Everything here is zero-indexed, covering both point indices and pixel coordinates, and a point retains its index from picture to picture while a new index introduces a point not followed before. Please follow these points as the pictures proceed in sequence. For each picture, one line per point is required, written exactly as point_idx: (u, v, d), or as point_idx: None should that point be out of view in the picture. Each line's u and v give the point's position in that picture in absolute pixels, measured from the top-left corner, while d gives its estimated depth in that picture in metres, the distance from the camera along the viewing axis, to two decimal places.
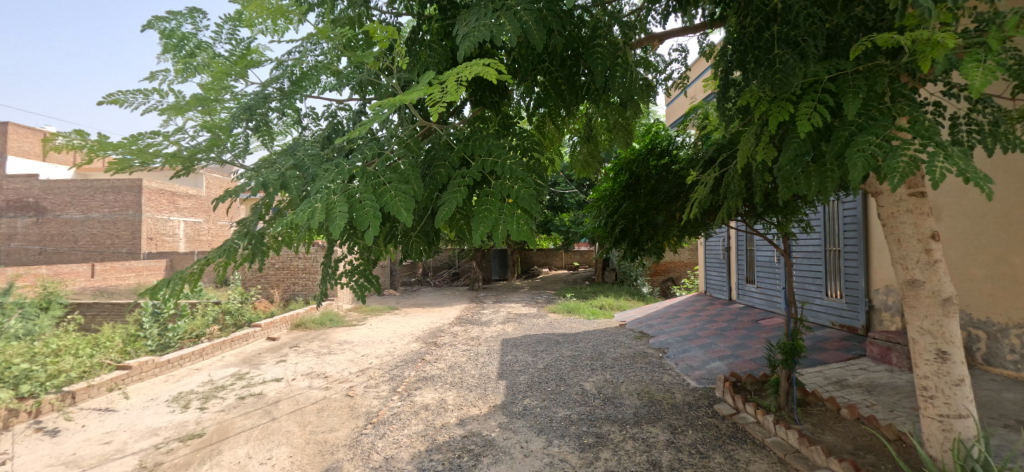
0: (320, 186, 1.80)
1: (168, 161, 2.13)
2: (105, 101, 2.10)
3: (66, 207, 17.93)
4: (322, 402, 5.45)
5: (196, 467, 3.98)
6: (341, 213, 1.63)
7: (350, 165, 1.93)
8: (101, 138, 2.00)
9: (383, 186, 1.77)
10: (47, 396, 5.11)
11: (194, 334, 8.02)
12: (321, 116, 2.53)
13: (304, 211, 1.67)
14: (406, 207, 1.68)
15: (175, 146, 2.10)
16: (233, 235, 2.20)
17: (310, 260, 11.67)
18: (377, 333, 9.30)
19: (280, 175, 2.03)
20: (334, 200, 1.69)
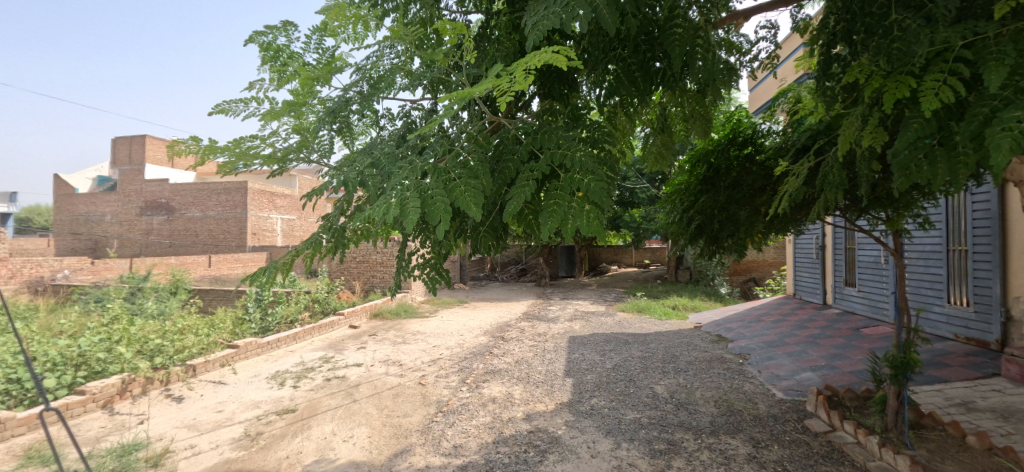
0: (396, 182, 1.87)
1: (266, 163, 2.33)
2: (213, 107, 2.32)
3: (189, 207, 20.57)
4: (397, 388, 5.75)
5: (290, 439, 4.38)
6: (414, 208, 1.68)
7: (423, 162, 1.98)
8: (211, 143, 2.23)
9: (453, 182, 1.79)
10: (175, 368, 5.91)
11: (289, 319, 8.85)
12: (397, 117, 2.63)
13: (380, 207, 1.74)
14: (476, 202, 1.69)
15: (271, 148, 2.29)
16: (319, 229, 2.36)
17: (387, 254, 12.37)
18: (447, 325, 9.65)
19: (360, 173, 2.14)
20: (408, 196, 1.74)
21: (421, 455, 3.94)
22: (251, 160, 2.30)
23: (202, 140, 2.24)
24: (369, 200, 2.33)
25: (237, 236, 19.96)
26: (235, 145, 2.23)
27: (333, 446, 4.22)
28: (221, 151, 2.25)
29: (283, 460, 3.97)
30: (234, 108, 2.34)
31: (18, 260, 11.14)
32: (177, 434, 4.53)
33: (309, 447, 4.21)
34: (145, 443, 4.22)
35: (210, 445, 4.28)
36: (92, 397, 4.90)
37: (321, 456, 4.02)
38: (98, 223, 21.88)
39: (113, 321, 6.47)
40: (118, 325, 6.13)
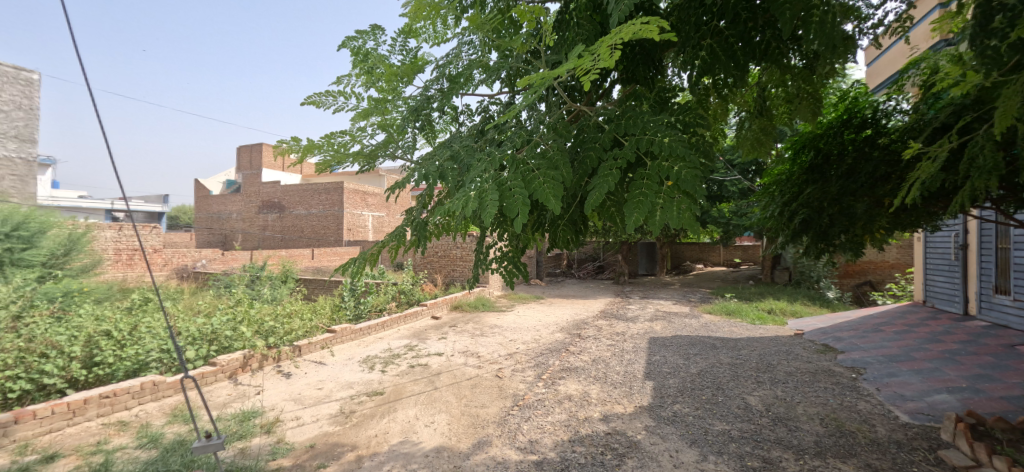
0: (474, 175, 1.86)
1: (356, 159, 2.46)
2: (310, 105, 2.48)
3: (296, 206, 22.83)
4: (475, 379, 5.88)
5: (378, 419, 4.67)
6: (493, 201, 1.65)
7: (501, 154, 1.95)
8: (309, 143, 2.38)
9: (531, 174, 1.74)
10: (285, 347, 6.60)
11: (378, 308, 9.48)
12: (475, 112, 2.64)
13: (459, 200, 1.74)
14: (556, 193, 1.62)
15: (361, 145, 2.41)
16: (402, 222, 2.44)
17: (467, 249, 12.75)
18: (524, 320, 9.71)
19: (440, 166, 2.17)
20: (487, 188, 1.72)
21: (497, 447, 3.98)
22: (343, 156, 2.44)
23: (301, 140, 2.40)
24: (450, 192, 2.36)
25: (335, 231, 21.84)
26: (329, 143, 2.38)
27: (416, 429, 4.42)
28: (317, 148, 2.41)
29: (372, 439, 4.24)
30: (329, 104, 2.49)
31: (167, 251, 13.19)
32: (285, 406, 5.04)
33: (395, 428, 4.46)
34: (260, 411, 4.76)
35: (311, 419, 4.71)
36: (221, 368, 5.65)
37: (405, 439, 4.23)
38: (226, 220, 25.19)
39: (237, 304, 7.40)
40: (240, 308, 7.00)
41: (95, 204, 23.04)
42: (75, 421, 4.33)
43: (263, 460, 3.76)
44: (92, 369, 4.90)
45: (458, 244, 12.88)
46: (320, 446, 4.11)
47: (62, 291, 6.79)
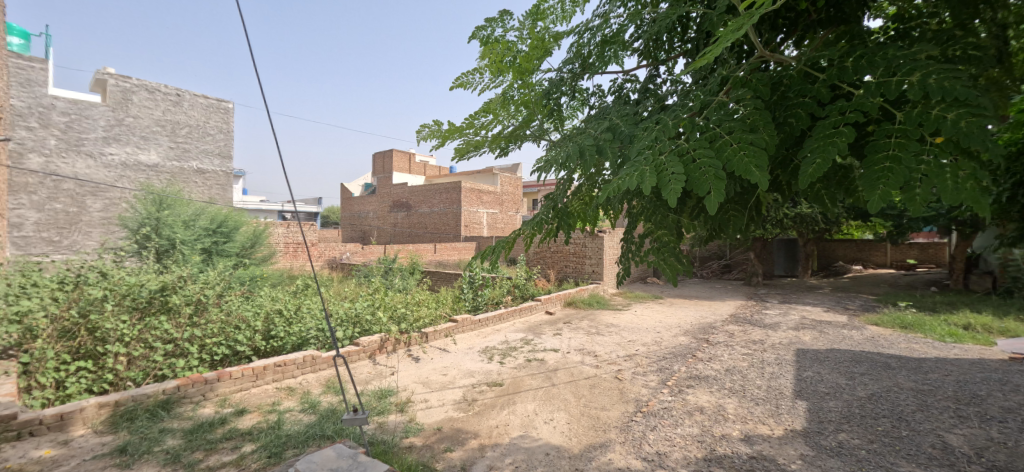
0: (639, 149, 1.65)
1: (495, 143, 2.34)
2: (452, 86, 2.42)
3: (421, 204, 24.82)
4: (594, 379, 5.68)
5: (498, 410, 4.74)
6: (676, 174, 1.42)
7: (674, 120, 1.70)
8: (449, 128, 2.31)
9: (721, 139, 1.49)
10: (414, 333, 7.12)
11: (495, 301, 9.77)
12: (608, 92, 2.44)
13: (630, 175, 1.52)
14: (757, 163, 1.36)
15: (500, 128, 2.29)
16: (542, 209, 2.31)
17: (580, 245, 12.54)
18: (643, 320, 9.17)
19: (594, 140, 1.95)
20: (663, 161, 1.50)
21: (620, 454, 3.74)
22: (483, 140, 2.33)
23: (440, 125, 2.33)
24: (597, 174, 2.17)
25: (454, 228, 23.21)
26: (469, 127, 2.30)
27: (535, 425, 4.39)
28: (456, 134, 2.33)
29: (493, 429, 4.31)
30: (468, 83, 2.41)
31: (320, 244, 15.28)
32: (415, 388, 5.41)
33: (515, 421, 4.47)
34: (394, 391, 5.17)
35: (438, 402, 4.97)
36: (363, 348, 6.31)
37: (525, 433, 4.22)
38: (365, 218, 28.41)
39: (373, 293, 8.22)
40: (377, 296, 7.76)
41: (271, 206, 27.87)
42: (257, 383, 5.19)
43: (397, 436, 4.06)
44: (268, 341, 5.84)
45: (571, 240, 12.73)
46: (446, 430, 4.29)
47: (247, 276, 8.25)
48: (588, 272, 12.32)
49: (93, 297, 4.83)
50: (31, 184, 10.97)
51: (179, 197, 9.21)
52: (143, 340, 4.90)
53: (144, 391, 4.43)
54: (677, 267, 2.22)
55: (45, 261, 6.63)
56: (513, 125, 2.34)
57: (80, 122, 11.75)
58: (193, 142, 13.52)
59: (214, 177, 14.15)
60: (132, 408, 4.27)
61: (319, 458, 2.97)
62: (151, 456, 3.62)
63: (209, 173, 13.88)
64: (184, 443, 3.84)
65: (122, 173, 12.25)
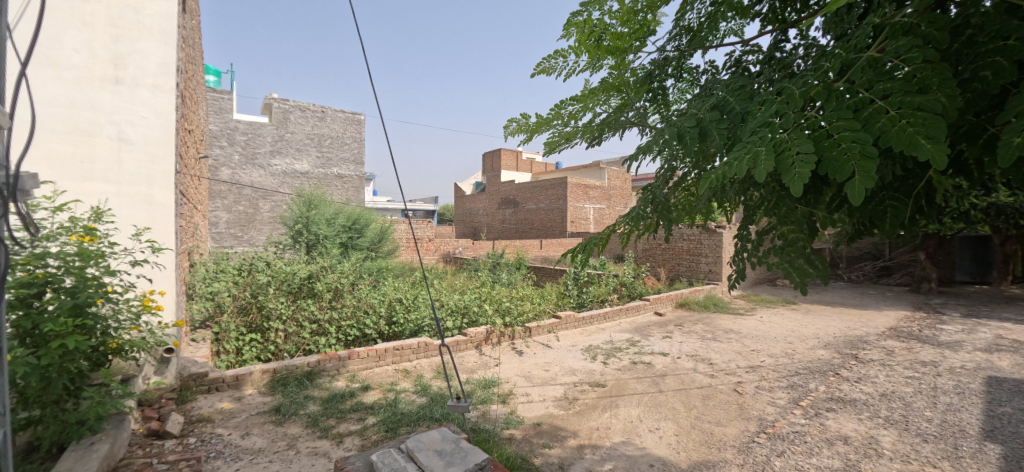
0: (753, 127, 1.37)
1: (587, 133, 2.17)
2: (535, 73, 2.25)
3: (528, 200, 25.29)
4: (708, 389, 5.19)
5: (600, 412, 4.58)
6: (803, 155, 1.14)
7: (803, 88, 1.38)
8: (536, 121, 2.21)
9: (869, 107, 1.16)
10: (518, 327, 7.24)
11: (600, 298, 9.53)
12: (722, 68, 2.15)
13: (740, 157, 1.27)
14: (927, 133, 1.03)
15: (592, 116, 2.12)
16: (639, 202, 2.11)
17: (694, 242, 11.64)
18: (769, 328, 8.17)
19: (696, 121, 1.69)
20: (785, 138, 1.22)
21: None
22: (573, 130, 2.17)
23: (529, 119, 2.24)
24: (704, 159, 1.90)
25: (561, 224, 23.21)
26: (556, 117, 2.15)
27: (638, 432, 4.15)
28: (544, 126, 2.22)
29: (594, 431, 4.17)
30: (555, 69, 2.24)
31: (437, 240, 16.38)
32: (518, 381, 5.48)
33: (617, 425, 4.28)
34: (498, 382, 5.31)
35: (539, 398, 4.97)
36: (470, 338, 6.59)
37: (628, 439, 4.01)
38: (474, 215, 29.76)
39: (481, 286, 8.57)
40: (484, 289, 8.06)
41: (398, 206, 30.72)
42: (380, 364, 5.71)
43: (498, 427, 4.14)
44: (391, 326, 6.39)
45: (683, 236, 11.88)
46: (546, 426, 4.27)
47: (374, 267, 9.20)
48: (704, 272, 11.38)
49: (261, 282, 5.98)
50: (221, 191, 13.53)
51: (323, 198, 10.57)
52: (295, 319, 5.80)
53: (294, 362, 5.15)
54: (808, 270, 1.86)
55: (229, 252, 8.15)
56: (609, 110, 2.14)
57: (254, 139, 14.28)
58: (336, 152, 15.94)
59: (351, 180, 16.34)
60: (285, 375, 5.03)
61: (426, 439, 3.14)
62: (297, 418, 4.21)
63: (347, 177, 16.17)
64: (320, 410, 4.38)
65: (284, 181, 14.88)
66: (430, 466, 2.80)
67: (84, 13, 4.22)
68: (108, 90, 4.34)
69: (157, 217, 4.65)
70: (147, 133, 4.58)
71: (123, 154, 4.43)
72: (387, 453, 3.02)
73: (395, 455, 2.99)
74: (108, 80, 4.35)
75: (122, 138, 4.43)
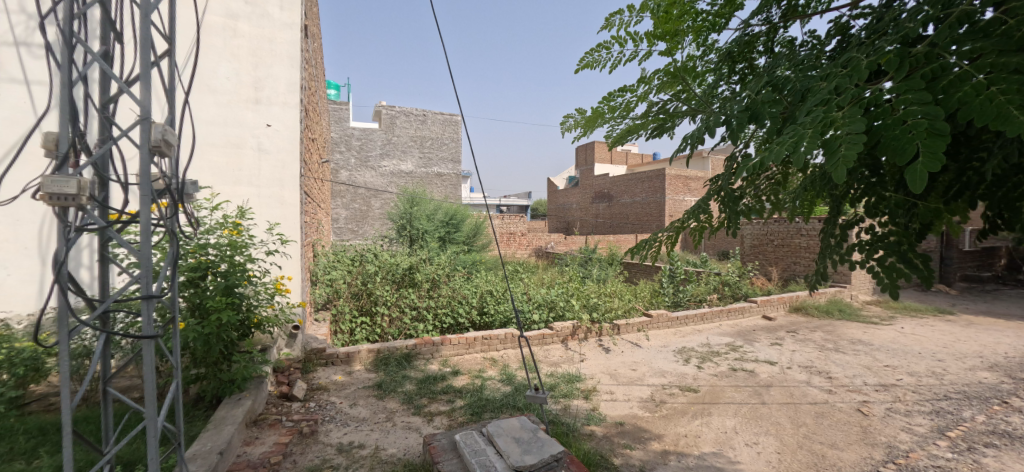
0: (808, 108, 1.35)
1: (646, 124, 2.12)
2: (579, 69, 2.29)
3: (623, 194, 24.53)
4: (823, 406, 4.67)
5: (689, 419, 4.38)
6: (853, 135, 1.13)
7: (870, 60, 1.35)
8: (590, 114, 2.21)
9: (943, 78, 1.17)
10: (606, 324, 7.14)
11: (698, 298, 9.00)
12: (823, 40, 1.90)
13: (788, 138, 1.28)
14: (1018, 102, 0.99)
15: (649, 105, 2.07)
16: (705, 195, 2.01)
17: (816, 238, 10.24)
18: (907, 341, 7.05)
19: (751, 104, 1.62)
20: (840, 116, 1.22)
21: None
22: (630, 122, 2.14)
23: (583, 113, 2.26)
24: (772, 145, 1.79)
25: (657, 218, 22.15)
26: (608, 109, 2.13)
27: (732, 444, 3.90)
28: (599, 119, 2.21)
29: (682, 438, 4.00)
30: (598, 62, 2.25)
31: (529, 234, 16.63)
32: (603, 378, 5.43)
33: (707, 434, 4.06)
34: (582, 377, 5.32)
35: (624, 397, 4.89)
36: (556, 332, 6.66)
37: (719, 451, 3.79)
38: (567, 210, 29.64)
39: (571, 281, 8.57)
40: (573, 284, 8.06)
41: (493, 203, 31.84)
42: (470, 351, 6.03)
43: (580, 422, 4.17)
44: (482, 316, 6.73)
45: (802, 231, 10.55)
46: (629, 426, 4.20)
47: (469, 260, 9.69)
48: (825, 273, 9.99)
49: (370, 271, 6.81)
50: (340, 191, 15.24)
51: (424, 195, 11.33)
52: (399, 305, 6.42)
53: (395, 345, 5.67)
54: (903, 272, 1.60)
55: (346, 244, 9.20)
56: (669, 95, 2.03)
57: (366, 144, 15.83)
58: (436, 152, 16.98)
59: (449, 177, 17.31)
60: (387, 355, 5.56)
61: (506, 425, 3.30)
62: (395, 394, 4.65)
63: (446, 175, 17.16)
64: (415, 389, 4.79)
65: (391, 180, 16.25)
66: (509, 452, 2.93)
67: (233, 47, 5.06)
68: (250, 109, 5.17)
69: (288, 215, 5.38)
70: (278, 144, 5.31)
71: (262, 162, 5.23)
72: (470, 435, 3.23)
73: (476, 437, 3.19)
74: (249, 101, 5.16)
75: (262, 149, 5.23)
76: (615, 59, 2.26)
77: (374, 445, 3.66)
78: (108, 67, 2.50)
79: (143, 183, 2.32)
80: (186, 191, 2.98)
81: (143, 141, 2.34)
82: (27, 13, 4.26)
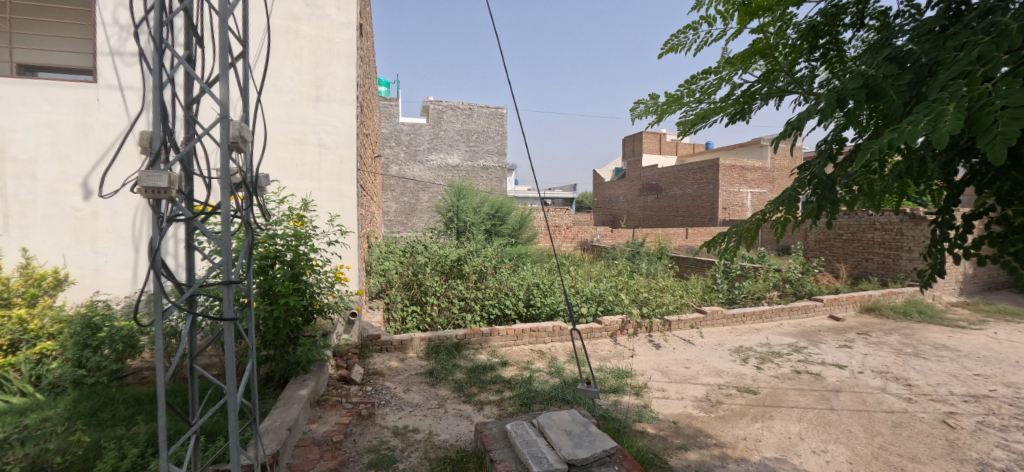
0: (941, 83, 1.23)
1: (726, 108, 1.97)
2: (660, 52, 2.19)
3: (673, 186, 23.67)
4: (901, 416, 4.30)
5: (749, 421, 4.18)
6: (1012, 108, 1.05)
7: (1015, 25, 1.21)
8: (666, 100, 2.10)
9: None
10: (656, 319, 6.93)
11: (756, 295, 8.52)
12: (924, 8, 1.71)
13: (922, 115, 1.18)
14: None
15: (732, 87, 1.92)
16: (793, 182, 1.88)
17: (893, 233, 9.40)
18: (1002, 348, 6.34)
19: (862, 80, 1.46)
20: (991, 90, 1.12)
21: None
22: (708, 106, 2.00)
23: (657, 99, 2.15)
24: (879, 128, 1.64)
25: (710, 211, 21.23)
26: (687, 93, 2.02)
27: (797, 451, 3.68)
28: (675, 105, 2.11)
29: (741, 441, 3.82)
30: (681, 44, 2.12)
31: (574, 227, 16.43)
32: (654, 375, 5.29)
33: (770, 439, 3.86)
34: (632, 373, 5.21)
35: (677, 395, 4.73)
36: (605, 327, 6.56)
37: (783, 457, 3.59)
38: (612, 202, 28.96)
39: (619, 275, 8.39)
40: (622, 278, 7.88)
41: (538, 195, 31.90)
42: (518, 342, 6.06)
43: (631, 418, 4.10)
44: (529, 308, 6.75)
45: (877, 225, 9.71)
46: (684, 426, 4.07)
47: (515, 253, 9.73)
48: (904, 271, 9.14)
49: (421, 262, 7.00)
50: (391, 184, 15.79)
51: (470, 188, 11.46)
52: (447, 295, 6.57)
53: (446, 334, 5.80)
54: None
55: (397, 236, 9.50)
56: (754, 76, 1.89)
57: (415, 138, 16.22)
58: (483, 145, 17.12)
59: (495, 171, 17.43)
60: (438, 344, 5.70)
61: (557, 418, 3.29)
62: (446, 382, 4.77)
63: (491, 168, 17.29)
64: (465, 378, 4.89)
65: (439, 174, 16.58)
66: (560, 444, 2.92)
67: (296, 48, 5.34)
68: (311, 107, 5.43)
69: (347, 208, 5.63)
70: (338, 139, 5.55)
71: (323, 157, 5.49)
72: (520, 425, 3.25)
73: (527, 428, 3.21)
74: (311, 99, 5.42)
75: (322, 144, 5.49)
76: (701, 39, 2.11)
77: (427, 430, 3.78)
78: (191, 68, 2.68)
79: (223, 178, 2.48)
80: (258, 183, 3.16)
81: (223, 138, 2.50)
82: (119, 24, 4.69)
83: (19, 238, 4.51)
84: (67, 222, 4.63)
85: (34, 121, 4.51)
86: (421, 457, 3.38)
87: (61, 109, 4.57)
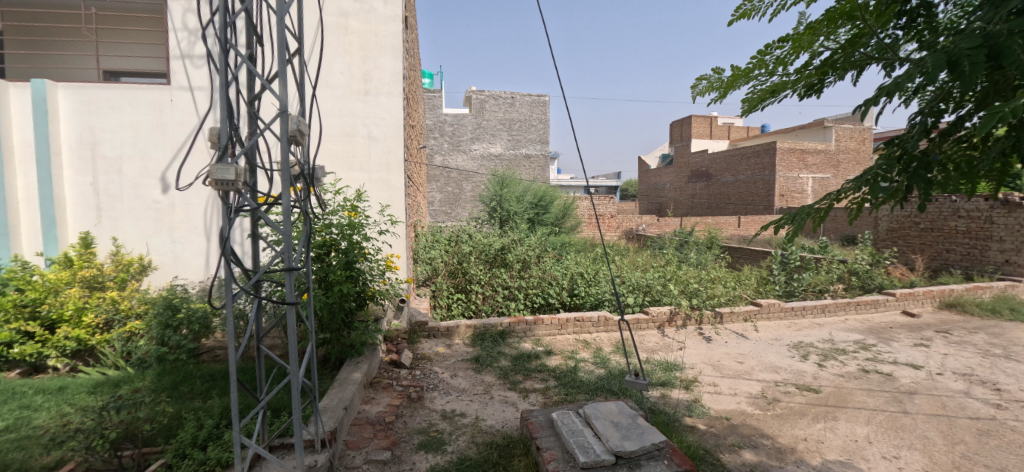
0: None
1: (801, 79, 1.78)
2: (731, 19, 1.88)
3: (724, 172, 22.56)
4: (988, 423, 3.91)
5: (809, 421, 3.95)
6: None
7: None
8: (734, 73, 1.86)
9: None
10: (706, 311, 6.65)
11: (818, 288, 7.99)
12: None
13: None
14: None
15: (811, 56, 1.73)
16: (879, 161, 1.66)
17: (980, 221, 8.51)
18: None
19: (978, 39, 1.29)
20: None
21: None
22: (782, 79, 1.80)
23: (722, 73, 1.92)
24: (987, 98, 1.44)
25: (765, 198, 20.11)
26: (758, 65, 1.80)
27: (865, 455, 3.44)
28: (742, 80, 1.87)
29: (800, 441, 3.62)
30: (757, 11, 1.84)
31: (619, 216, 16.11)
32: (704, 369, 5.10)
33: (833, 440, 3.64)
34: (681, 367, 5.05)
35: (729, 391, 4.55)
36: (652, 318, 6.38)
37: (848, 461, 3.37)
38: (659, 190, 28.06)
39: (667, 265, 8.12)
40: (669, 268, 7.61)
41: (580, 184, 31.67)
42: (563, 332, 6.02)
43: (680, 412, 3.99)
44: (572, 297, 6.69)
45: (961, 212, 8.79)
46: (737, 423, 3.91)
47: (558, 242, 9.69)
48: (994, 264, 8.32)
49: (465, 252, 7.12)
50: (435, 175, 16.15)
51: (513, 178, 11.47)
52: (491, 284, 6.63)
53: (492, 322, 5.86)
54: None
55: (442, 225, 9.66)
56: (834, 44, 1.70)
57: (458, 128, 16.41)
58: (525, 134, 17.02)
59: (538, 159, 17.32)
60: (483, 331, 5.78)
61: (603, 409, 3.24)
62: (492, 369, 4.85)
63: (534, 157, 17.18)
64: (510, 366, 4.94)
65: (482, 163, 16.72)
66: (607, 435, 2.88)
67: (344, 44, 5.51)
68: (361, 100, 5.59)
69: (395, 198, 5.76)
70: (386, 131, 5.69)
71: (372, 149, 5.65)
72: (567, 414, 3.24)
73: (573, 417, 3.20)
74: (360, 92, 5.58)
75: (371, 136, 5.65)
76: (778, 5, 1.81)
77: (474, 415, 3.85)
78: (253, 67, 2.78)
79: (284, 169, 2.57)
80: (316, 174, 3.28)
81: (284, 131, 2.59)
82: (188, 29, 5.01)
83: (110, 228, 4.99)
84: (149, 213, 5.05)
85: (119, 122, 4.94)
86: (468, 441, 3.45)
87: (141, 110, 4.97)
